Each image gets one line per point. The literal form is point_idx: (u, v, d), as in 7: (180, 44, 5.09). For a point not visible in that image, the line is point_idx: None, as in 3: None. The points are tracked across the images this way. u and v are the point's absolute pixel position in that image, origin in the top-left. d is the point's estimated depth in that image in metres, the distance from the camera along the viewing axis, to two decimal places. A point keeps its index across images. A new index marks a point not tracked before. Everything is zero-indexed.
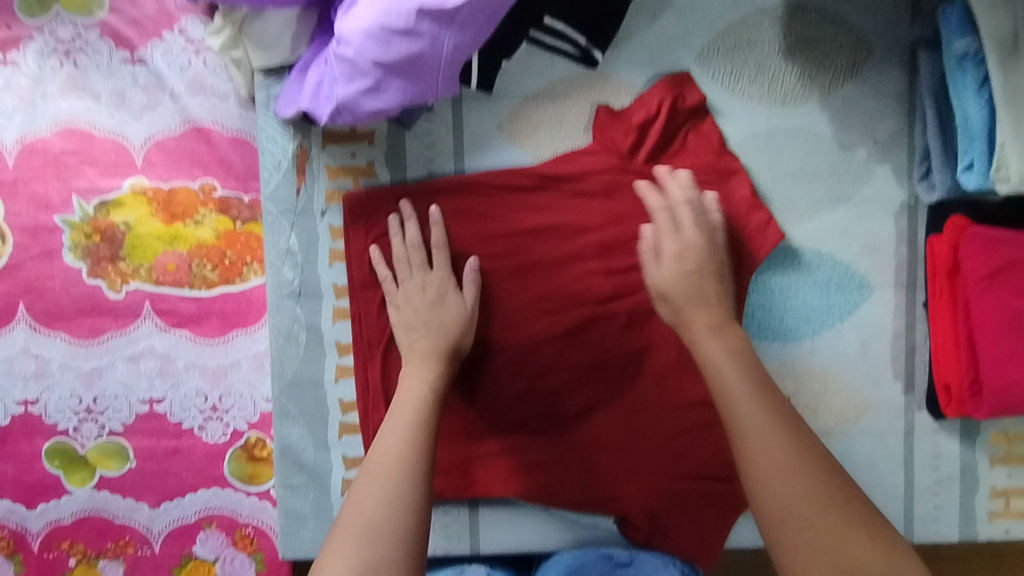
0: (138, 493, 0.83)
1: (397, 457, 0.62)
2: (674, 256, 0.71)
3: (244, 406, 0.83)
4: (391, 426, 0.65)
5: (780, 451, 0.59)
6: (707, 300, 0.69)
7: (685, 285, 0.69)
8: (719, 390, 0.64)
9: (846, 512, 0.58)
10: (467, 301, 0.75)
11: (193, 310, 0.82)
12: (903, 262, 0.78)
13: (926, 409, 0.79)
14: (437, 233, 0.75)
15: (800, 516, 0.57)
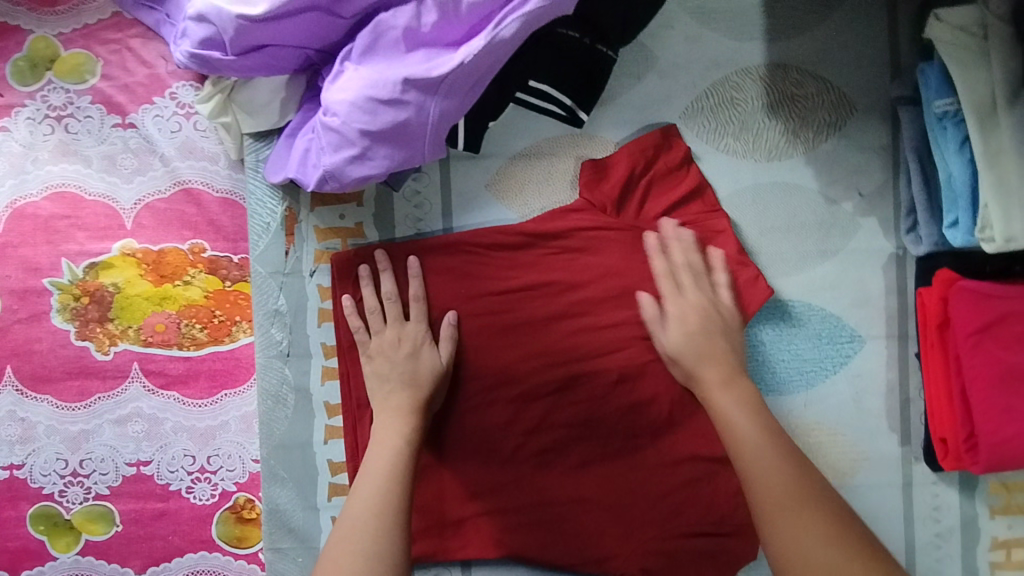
0: (123, 558, 0.81)
1: (376, 517, 0.64)
2: (678, 319, 0.74)
3: (233, 467, 0.82)
4: (364, 484, 0.66)
5: (780, 473, 0.64)
6: (714, 356, 0.72)
7: (693, 345, 0.73)
8: (736, 451, 0.67)
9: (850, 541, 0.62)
10: (442, 355, 0.75)
11: (181, 370, 0.82)
12: (893, 314, 0.78)
13: (923, 460, 0.78)
14: (415, 285, 0.76)
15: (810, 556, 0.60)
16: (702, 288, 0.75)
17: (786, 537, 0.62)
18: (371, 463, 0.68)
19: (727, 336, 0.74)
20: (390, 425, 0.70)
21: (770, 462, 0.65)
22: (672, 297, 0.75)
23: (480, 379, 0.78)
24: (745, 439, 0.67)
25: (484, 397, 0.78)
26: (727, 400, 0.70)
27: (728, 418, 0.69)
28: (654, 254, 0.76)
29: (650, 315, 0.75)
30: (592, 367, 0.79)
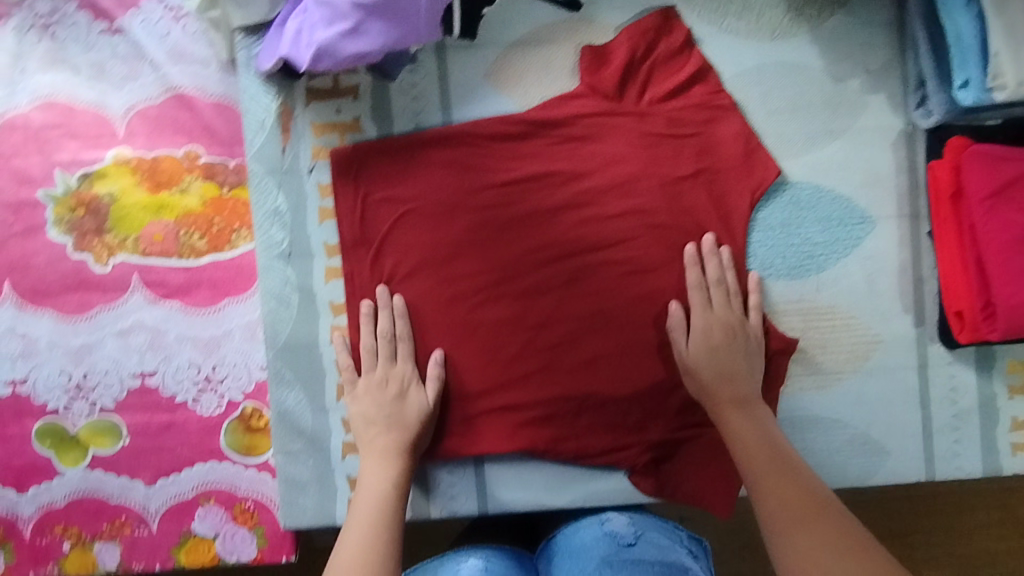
0: (133, 471, 0.81)
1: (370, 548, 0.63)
2: (702, 332, 0.74)
3: (238, 376, 0.81)
4: (354, 517, 0.66)
5: (794, 494, 0.64)
6: (735, 374, 0.73)
7: (716, 360, 0.73)
8: (741, 453, 0.68)
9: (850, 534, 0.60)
10: (426, 396, 0.74)
11: (182, 280, 0.81)
12: (905, 192, 0.76)
13: (939, 341, 0.77)
14: (402, 325, 0.75)
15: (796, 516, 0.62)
16: (730, 304, 0.75)
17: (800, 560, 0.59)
18: (360, 502, 0.68)
19: (750, 360, 0.74)
20: (374, 462, 0.71)
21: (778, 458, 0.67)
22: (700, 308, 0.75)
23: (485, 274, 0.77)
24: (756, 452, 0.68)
25: (491, 291, 0.77)
26: (744, 423, 0.70)
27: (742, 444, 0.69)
28: (693, 267, 0.76)
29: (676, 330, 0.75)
30: (597, 257, 0.77)
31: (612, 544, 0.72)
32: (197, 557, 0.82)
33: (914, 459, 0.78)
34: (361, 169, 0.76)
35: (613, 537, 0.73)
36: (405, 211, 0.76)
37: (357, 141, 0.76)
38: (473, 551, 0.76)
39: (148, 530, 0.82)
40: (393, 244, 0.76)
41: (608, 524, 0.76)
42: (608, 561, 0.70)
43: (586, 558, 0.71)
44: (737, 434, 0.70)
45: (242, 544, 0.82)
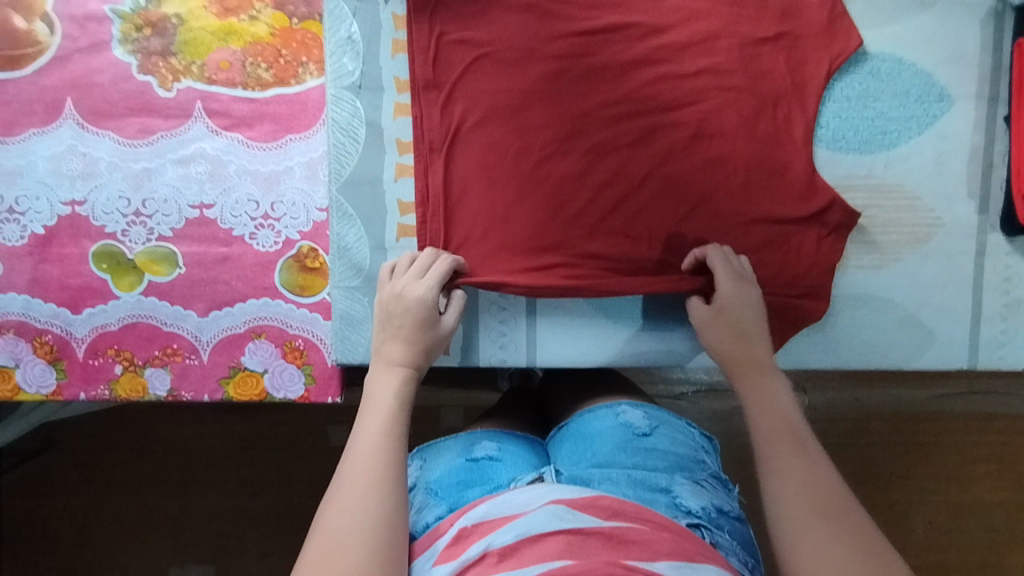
0: (187, 301, 0.82)
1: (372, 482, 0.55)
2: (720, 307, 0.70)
3: (297, 215, 0.81)
4: (365, 434, 0.59)
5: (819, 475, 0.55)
6: (749, 346, 0.67)
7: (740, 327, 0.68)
8: (754, 413, 0.62)
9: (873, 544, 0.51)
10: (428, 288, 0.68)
11: (246, 112, 0.80)
12: (987, 72, 0.74)
13: (999, 229, 0.76)
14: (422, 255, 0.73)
15: (820, 500, 0.54)
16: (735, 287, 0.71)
17: (802, 536, 0.52)
18: (365, 425, 0.60)
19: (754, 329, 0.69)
20: (393, 378, 0.63)
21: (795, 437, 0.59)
22: (724, 274, 0.70)
23: (555, 125, 0.74)
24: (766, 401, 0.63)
25: (555, 150, 0.74)
26: (757, 392, 0.64)
27: (765, 406, 0.62)
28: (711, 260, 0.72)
29: (699, 310, 0.71)
30: (675, 121, 0.74)
31: (627, 433, 0.79)
32: (245, 391, 0.83)
33: (959, 347, 0.78)
34: (438, 7, 0.73)
35: (628, 427, 0.80)
36: (478, 57, 0.74)
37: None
38: (497, 431, 0.83)
39: (200, 360, 0.83)
40: (465, 88, 0.74)
41: (624, 416, 0.82)
42: (623, 448, 0.77)
43: (603, 442, 0.78)
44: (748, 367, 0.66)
45: (290, 382, 0.83)
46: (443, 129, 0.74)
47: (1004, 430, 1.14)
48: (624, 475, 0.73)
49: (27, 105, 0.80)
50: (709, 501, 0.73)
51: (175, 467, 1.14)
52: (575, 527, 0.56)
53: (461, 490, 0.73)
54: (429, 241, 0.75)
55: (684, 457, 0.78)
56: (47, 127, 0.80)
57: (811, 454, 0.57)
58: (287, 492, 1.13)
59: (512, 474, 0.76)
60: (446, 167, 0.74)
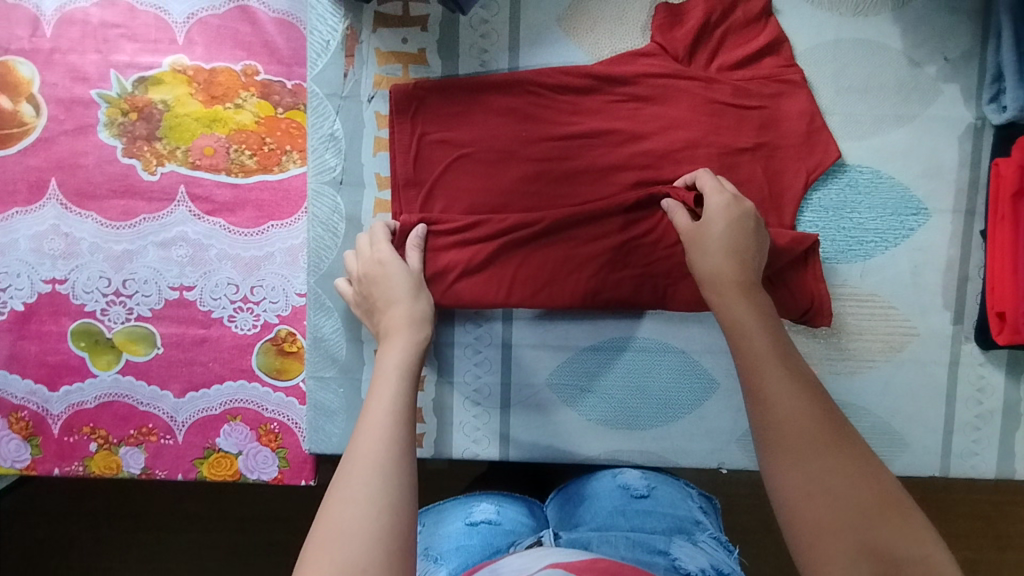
0: (163, 381, 0.82)
1: (378, 458, 0.50)
2: (720, 244, 0.65)
3: (276, 299, 0.81)
4: (373, 409, 0.55)
5: (804, 402, 0.53)
6: (742, 276, 0.63)
7: (730, 257, 0.64)
8: (738, 343, 0.59)
9: (862, 469, 0.49)
10: (411, 266, 0.70)
11: (228, 197, 0.80)
12: (964, 187, 0.75)
13: (974, 340, 0.77)
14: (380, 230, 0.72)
15: (807, 428, 0.51)
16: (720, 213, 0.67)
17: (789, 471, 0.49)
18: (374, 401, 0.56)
19: (755, 254, 0.65)
20: (396, 355, 0.61)
21: (809, 411, 0.52)
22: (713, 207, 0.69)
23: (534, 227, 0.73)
24: (767, 363, 0.56)
25: (531, 250, 0.74)
26: (745, 312, 0.60)
27: (744, 330, 0.59)
28: (677, 211, 0.69)
29: (685, 225, 0.67)
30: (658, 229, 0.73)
31: (625, 496, 0.77)
32: (218, 471, 0.83)
33: (930, 454, 0.78)
34: (420, 106, 0.74)
35: (626, 489, 0.78)
36: (460, 156, 0.74)
37: (420, 73, 0.75)
38: (498, 495, 0.83)
39: (174, 440, 0.83)
40: (445, 187, 0.74)
41: (622, 477, 0.80)
42: (621, 511, 0.76)
43: (600, 505, 0.77)
44: (737, 322, 0.60)
45: (263, 464, 0.83)
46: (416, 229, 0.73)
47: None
48: (624, 538, 0.71)
49: (11, 185, 0.80)
50: (707, 562, 0.70)
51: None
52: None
53: (463, 556, 0.73)
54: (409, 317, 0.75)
55: (681, 519, 0.76)
56: (30, 207, 0.80)
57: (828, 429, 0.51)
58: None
59: (512, 538, 0.76)
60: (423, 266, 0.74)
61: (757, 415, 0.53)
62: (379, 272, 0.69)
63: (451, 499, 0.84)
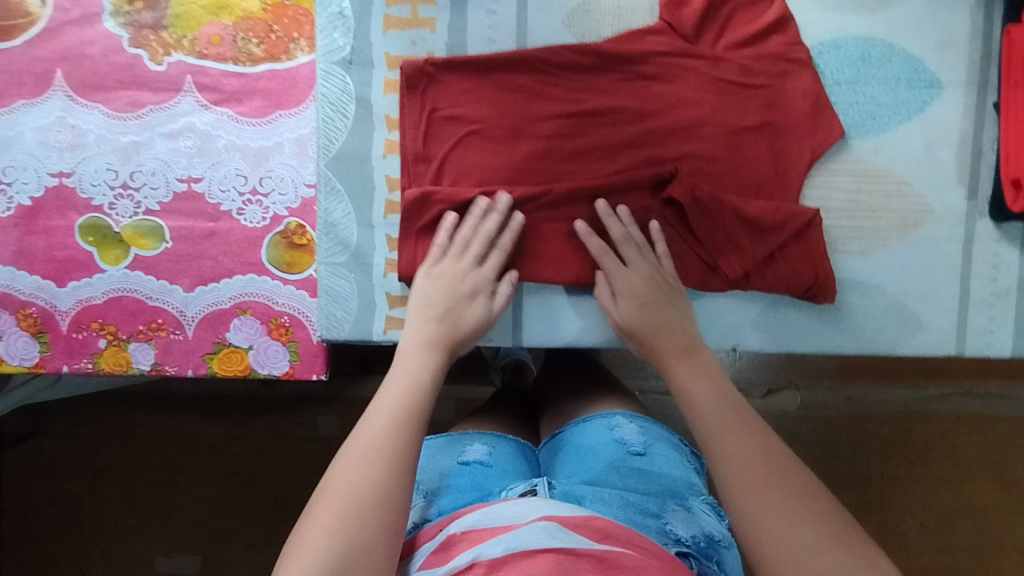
0: (172, 276, 0.82)
1: (375, 466, 0.53)
2: (629, 299, 0.70)
3: (285, 191, 0.81)
4: (382, 407, 0.57)
5: (758, 451, 0.54)
6: (670, 327, 0.68)
7: (648, 316, 0.69)
8: (687, 411, 0.60)
9: (830, 521, 0.50)
10: (493, 271, 0.71)
11: (236, 87, 0.80)
12: (977, 59, 0.74)
13: (988, 216, 0.76)
14: (489, 220, 0.72)
15: (760, 481, 0.52)
16: (645, 258, 0.72)
17: (779, 533, 0.49)
18: (368, 423, 0.56)
19: (675, 302, 0.71)
20: (422, 351, 0.64)
21: (745, 420, 0.56)
22: (638, 256, 0.72)
23: (545, 202, 0.75)
24: (728, 425, 0.56)
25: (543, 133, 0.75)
26: (688, 372, 0.63)
27: (692, 391, 0.60)
28: (653, 228, 0.73)
29: (595, 248, 0.72)
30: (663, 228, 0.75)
31: (620, 451, 0.75)
32: (229, 367, 0.83)
33: (945, 334, 0.77)
34: (430, 83, 0.74)
35: (622, 445, 0.76)
36: (468, 132, 0.75)
37: (429, 13, 0.74)
38: (489, 434, 0.80)
39: (184, 335, 0.82)
40: (454, 163, 0.75)
41: (618, 431, 0.77)
42: (615, 468, 0.73)
43: (595, 458, 0.74)
44: (684, 391, 0.61)
45: (275, 358, 0.83)
46: (419, 209, 0.74)
47: (1000, 432, 1.14)
48: (617, 496, 0.69)
49: (16, 77, 0.80)
50: (698, 529, 0.69)
51: (160, 457, 1.16)
52: (566, 547, 0.53)
53: (450, 501, 0.70)
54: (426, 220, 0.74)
55: (677, 483, 0.73)
56: (36, 98, 0.80)
57: (794, 480, 0.52)
58: (273, 490, 1.15)
59: (502, 482, 0.72)
60: (442, 164, 0.75)
61: (720, 483, 0.53)
62: (451, 273, 0.70)
63: (439, 435, 0.80)
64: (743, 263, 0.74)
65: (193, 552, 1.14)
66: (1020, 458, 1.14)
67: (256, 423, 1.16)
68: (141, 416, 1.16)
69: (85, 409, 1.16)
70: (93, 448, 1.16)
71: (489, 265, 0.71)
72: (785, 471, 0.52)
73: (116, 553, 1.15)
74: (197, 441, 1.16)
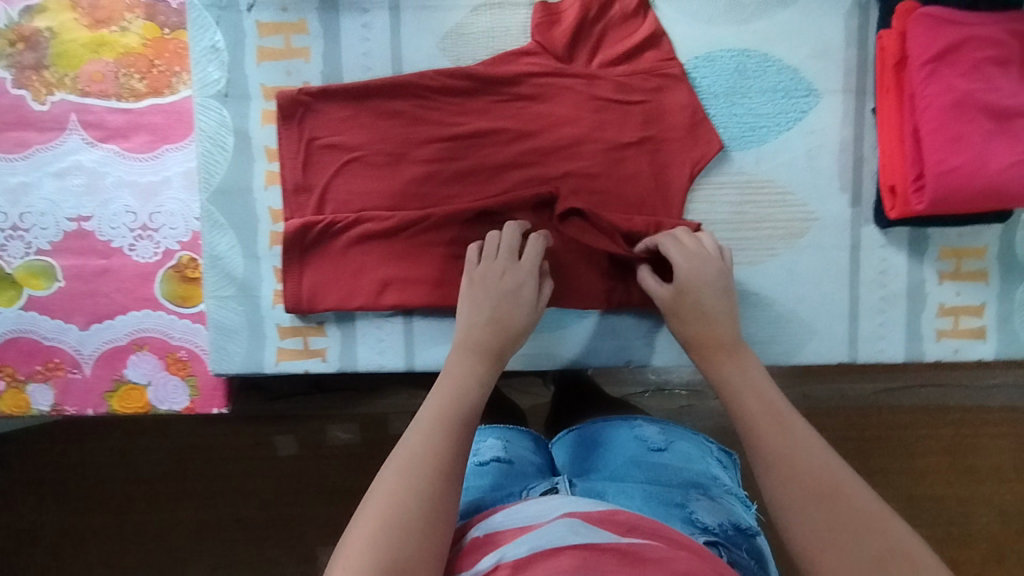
0: (67, 314, 0.81)
1: (410, 477, 0.50)
2: (681, 292, 0.66)
3: (175, 225, 0.81)
4: (415, 428, 0.54)
5: (809, 462, 0.50)
6: (715, 324, 0.64)
7: (694, 313, 0.65)
8: (735, 415, 0.57)
9: (894, 540, 0.44)
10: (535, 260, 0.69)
11: (121, 123, 0.80)
12: (853, 66, 0.74)
13: (873, 222, 0.76)
14: (488, 240, 0.70)
15: (816, 488, 0.48)
16: (710, 260, 0.67)
17: (818, 540, 0.46)
18: (416, 432, 0.54)
19: (726, 291, 0.66)
20: (471, 383, 0.59)
21: (791, 439, 0.52)
22: (682, 248, 0.68)
23: (428, 227, 0.74)
24: (768, 428, 0.53)
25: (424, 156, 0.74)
26: (733, 371, 0.60)
27: (735, 393, 0.58)
28: (684, 239, 0.68)
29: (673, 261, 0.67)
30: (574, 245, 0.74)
31: (640, 447, 0.74)
32: (129, 404, 0.82)
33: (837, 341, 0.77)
34: (308, 112, 0.74)
35: (641, 441, 0.74)
36: (349, 160, 0.74)
37: (303, 42, 0.74)
38: (507, 429, 0.79)
39: (82, 374, 0.82)
40: (335, 193, 0.74)
41: (640, 430, 0.76)
42: (636, 462, 0.72)
43: (616, 455, 0.73)
44: (734, 392, 0.59)
45: (174, 393, 0.82)
46: (302, 238, 0.74)
47: (964, 421, 1.03)
48: (639, 489, 0.68)
49: None
50: (724, 517, 0.66)
51: (70, 500, 1.07)
52: (588, 543, 0.48)
53: (469, 504, 0.67)
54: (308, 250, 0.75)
55: (698, 475, 0.72)
56: None
57: (839, 494, 0.47)
58: (233, 507, 1.06)
59: (524, 481, 0.70)
60: (324, 193, 0.74)
61: (768, 485, 0.51)
62: (493, 274, 0.67)
63: None
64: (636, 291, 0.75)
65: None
66: (993, 451, 1.03)
67: (168, 453, 1.07)
68: (67, 448, 1.07)
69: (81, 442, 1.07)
70: (69, 482, 1.07)
71: (530, 259, 0.69)
72: (830, 480, 0.49)
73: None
74: (107, 479, 1.07)
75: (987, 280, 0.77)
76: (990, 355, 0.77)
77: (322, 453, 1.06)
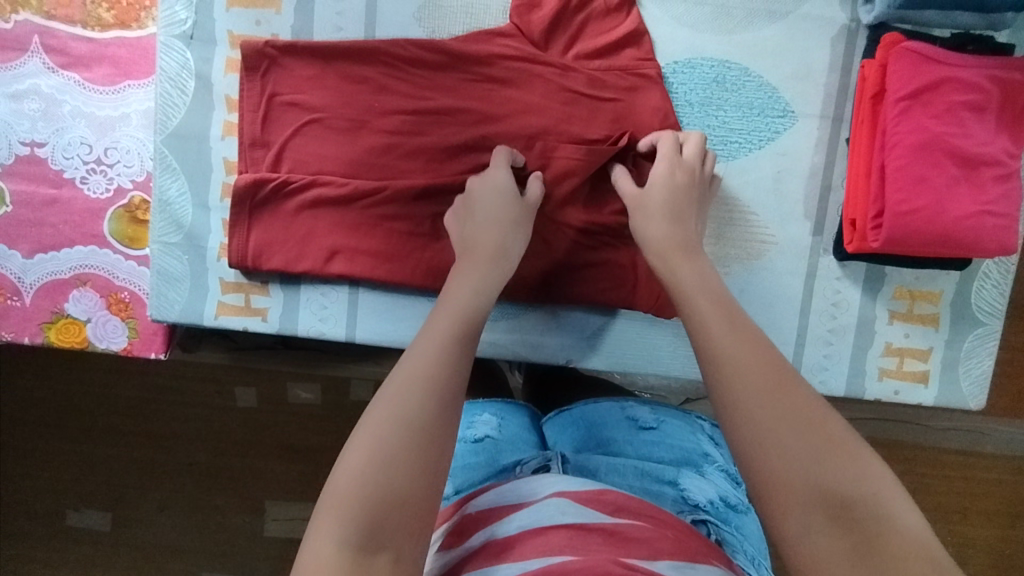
0: (11, 241, 0.80)
1: (381, 465, 0.42)
2: (662, 188, 0.64)
3: (130, 163, 0.79)
4: (382, 402, 0.45)
5: (752, 354, 0.46)
6: (682, 211, 0.63)
7: (667, 197, 0.63)
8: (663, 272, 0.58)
9: (825, 425, 0.41)
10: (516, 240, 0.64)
11: (84, 52, 0.79)
12: (833, 92, 0.73)
13: (831, 253, 0.75)
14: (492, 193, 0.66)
15: (759, 377, 0.44)
16: (670, 170, 0.65)
17: (753, 420, 0.42)
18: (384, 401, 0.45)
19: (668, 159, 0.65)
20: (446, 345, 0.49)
21: (733, 326, 0.48)
22: (660, 161, 0.66)
23: (381, 200, 0.72)
24: (714, 328, 0.48)
25: (385, 127, 0.72)
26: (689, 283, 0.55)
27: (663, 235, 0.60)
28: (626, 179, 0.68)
29: (629, 189, 0.66)
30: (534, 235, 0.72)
31: (631, 428, 0.68)
32: (65, 339, 0.80)
33: None
34: (272, 66, 0.72)
35: (632, 422, 0.69)
36: (309, 121, 0.72)
37: None
38: (501, 403, 0.71)
39: (22, 302, 0.80)
40: (293, 152, 0.73)
41: (631, 409, 0.70)
42: (628, 442, 0.67)
43: (606, 435, 0.68)
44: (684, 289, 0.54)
45: (112, 334, 0.80)
46: (251, 195, 0.72)
47: (905, 459, 1.00)
48: (631, 466, 0.63)
49: None
50: (714, 494, 0.62)
51: (13, 428, 1.06)
52: (578, 522, 0.47)
53: (457, 481, 0.62)
54: (256, 207, 0.72)
55: (689, 452, 0.66)
56: None
57: (786, 400, 0.43)
58: (187, 452, 1.05)
59: (517, 457, 0.64)
60: (280, 150, 0.72)
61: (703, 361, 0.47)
62: (484, 206, 0.65)
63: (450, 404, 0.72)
64: (598, 284, 0.73)
65: (105, 510, 1.06)
66: (943, 500, 1.01)
67: (108, 391, 1.05)
68: (9, 376, 1.05)
69: (38, 369, 1.05)
70: (23, 408, 1.05)
71: (531, 200, 0.67)
72: (787, 396, 0.43)
73: (24, 506, 1.07)
74: (53, 414, 1.05)
75: (937, 325, 0.76)
76: (930, 400, 0.76)
77: (284, 412, 1.03)
